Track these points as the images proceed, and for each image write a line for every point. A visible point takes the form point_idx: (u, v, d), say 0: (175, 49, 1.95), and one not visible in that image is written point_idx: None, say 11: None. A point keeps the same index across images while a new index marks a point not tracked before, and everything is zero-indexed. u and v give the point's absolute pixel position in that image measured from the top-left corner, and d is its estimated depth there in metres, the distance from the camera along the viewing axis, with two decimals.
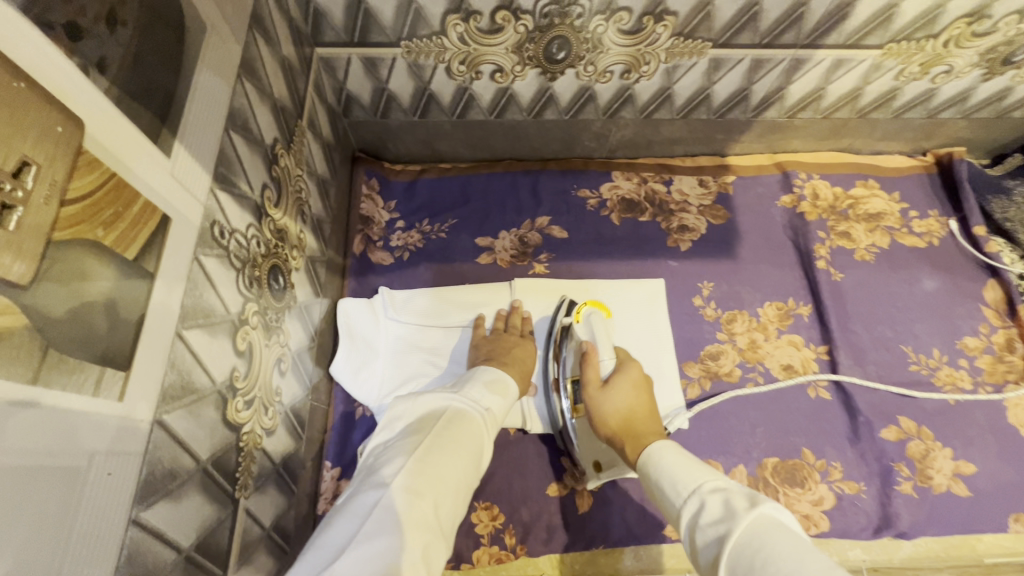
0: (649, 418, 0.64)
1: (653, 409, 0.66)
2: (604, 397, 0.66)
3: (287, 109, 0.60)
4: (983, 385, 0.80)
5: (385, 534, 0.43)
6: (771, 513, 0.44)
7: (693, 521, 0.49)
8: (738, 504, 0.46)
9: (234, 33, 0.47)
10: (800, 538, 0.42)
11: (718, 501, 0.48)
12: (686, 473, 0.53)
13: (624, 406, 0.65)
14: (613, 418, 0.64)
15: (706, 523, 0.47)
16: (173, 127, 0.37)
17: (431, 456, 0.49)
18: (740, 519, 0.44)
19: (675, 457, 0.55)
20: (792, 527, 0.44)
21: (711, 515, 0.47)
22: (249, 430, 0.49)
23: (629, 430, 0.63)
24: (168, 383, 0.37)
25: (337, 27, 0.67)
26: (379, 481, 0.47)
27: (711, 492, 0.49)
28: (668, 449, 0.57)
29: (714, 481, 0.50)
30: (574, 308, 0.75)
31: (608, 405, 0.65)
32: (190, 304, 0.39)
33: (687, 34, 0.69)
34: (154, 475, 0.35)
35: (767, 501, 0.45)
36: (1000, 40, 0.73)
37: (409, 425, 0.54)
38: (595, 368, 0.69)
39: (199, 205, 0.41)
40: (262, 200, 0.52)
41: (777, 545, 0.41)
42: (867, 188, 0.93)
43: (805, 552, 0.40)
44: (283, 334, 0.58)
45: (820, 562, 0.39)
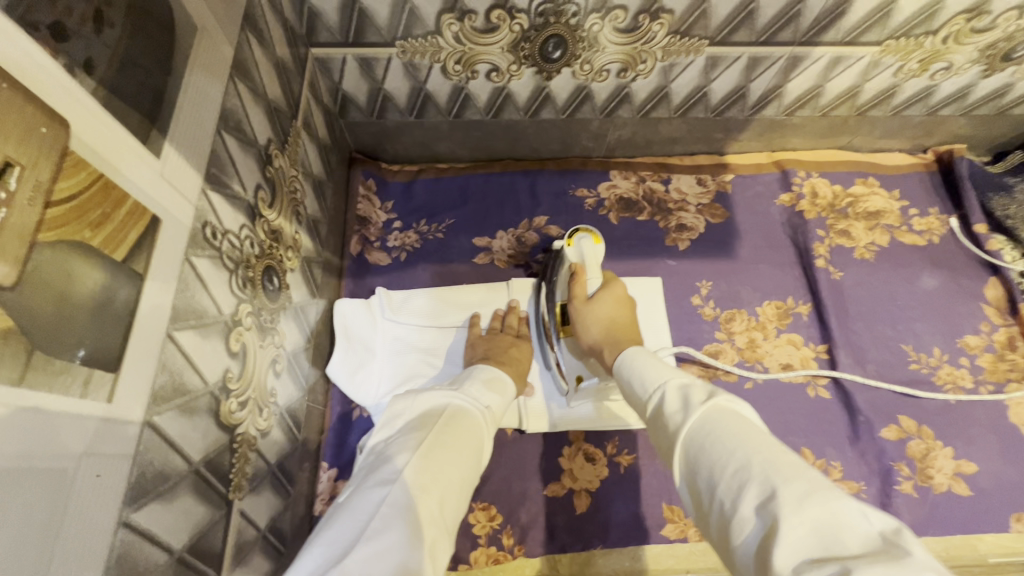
0: (629, 328, 0.69)
1: (634, 322, 0.70)
2: (588, 309, 0.70)
3: (281, 110, 0.60)
4: (984, 384, 0.80)
5: (395, 530, 0.42)
6: (726, 404, 0.46)
7: (657, 413, 0.51)
8: (696, 398, 0.47)
9: (226, 33, 0.47)
10: (751, 425, 0.43)
11: (678, 394, 0.49)
12: (654, 371, 0.54)
13: (606, 317, 0.69)
14: (596, 327, 0.68)
15: (666, 414, 0.49)
16: (163, 127, 0.37)
17: (435, 454, 0.49)
18: (697, 410, 0.46)
19: (646, 360, 0.57)
20: (746, 415, 0.45)
21: (671, 406, 0.49)
22: (243, 432, 0.49)
23: (611, 336, 0.67)
24: (158, 385, 0.37)
25: (332, 28, 0.67)
26: (383, 478, 0.47)
27: (674, 388, 0.50)
28: (640, 355, 0.58)
29: (678, 377, 0.52)
30: (567, 233, 0.77)
31: (592, 316, 0.69)
32: (181, 305, 0.39)
33: (684, 32, 0.69)
34: (145, 476, 0.35)
35: (723, 394, 0.46)
36: (1000, 36, 0.72)
37: (411, 422, 0.53)
38: (582, 286, 0.73)
39: (190, 206, 0.41)
40: (256, 201, 0.52)
41: (727, 430, 0.42)
42: (866, 186, 0.92)
43: (752, 437, 0.41)
44: (278, 335, 0.58)
45: (766, 444, 0.41)
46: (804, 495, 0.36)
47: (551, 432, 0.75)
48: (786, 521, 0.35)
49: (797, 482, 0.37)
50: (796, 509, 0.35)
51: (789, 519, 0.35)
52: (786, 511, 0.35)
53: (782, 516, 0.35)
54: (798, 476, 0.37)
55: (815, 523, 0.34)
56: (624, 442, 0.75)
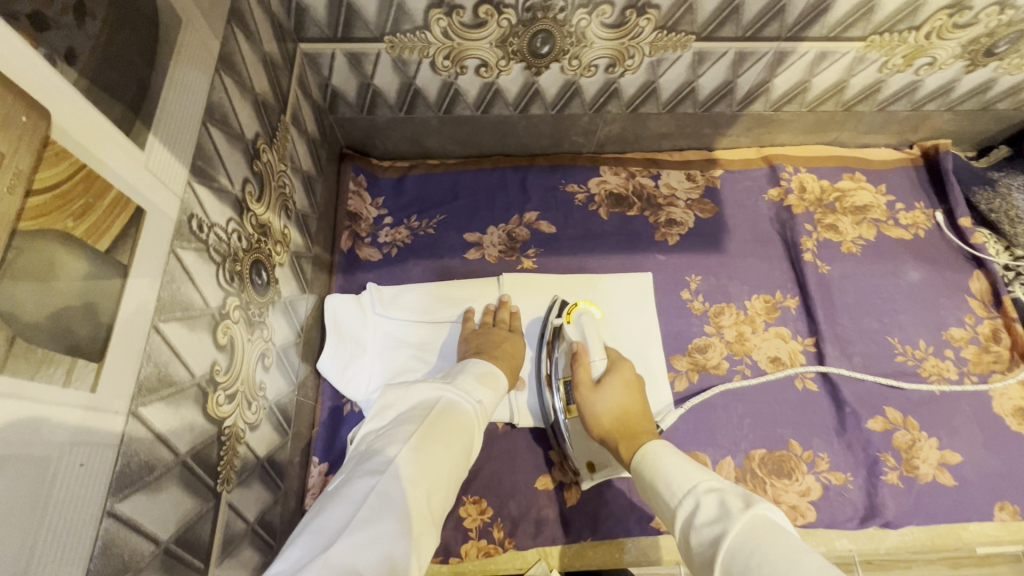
0: (642, 416, 0.66)
1: (646, 407, 0.68)
2: (596, 398, 0.67)
3: (269, 105, 0.60)
4: (968, 375, 0.81)
5: (382, 521, 0.43)
6: (765, 513, 0.45)
7: (689, 522, 0.49)
8: (732, 505, 0.47)
9: (212, 26, 0.47)
10: (796, 539, 0.42)
11: (713, 501, 0.48)
12: (681, 473, 0.53)
13: (616, 406, 0.66)
14: (607, 419, 0.65)
15: (702, 525, 0.48)
16: (147, 119, 0.37)
17: (425, 446, 0.49)
18: (736, 519, 0.45)
19: (671, 456, 0.56)
20: (786, 528, 0.44)
21: (706, 515, 0.48)
22: (231, 424, 0.49)
23: (624, 430, 0.64)
24: (144, 376, 0.37)
25: (320, 23, 0.67)
26: (373, 468, 0.47)
27: (706, 494, 0.49)
28: (664, 449, 0.58)
29: (708, 481, 0.51)
30: (565, 309, 0.76)
31: (601, 407, 0.66)
32: (167, 297, 0.39)
33: (671, 27, 0.69)
34: (130, 467, 0.35)
35: (761, 502, 0.46)
36: (982, 31, 0.73)
37: (403, 414, 0.54)
38: (586, 368, 0.70)
39: (176, 199, 0.41)
40: (243, 195, 0.52)
41: (774, 548, 0.41)
42: (854, 181, 0.93)
43: (802, 557, 0.40)
44: (266, 330, 0.58)
45: (817, 565, 0.40)
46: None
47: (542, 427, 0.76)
48: None
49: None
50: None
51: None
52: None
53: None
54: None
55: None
56: None
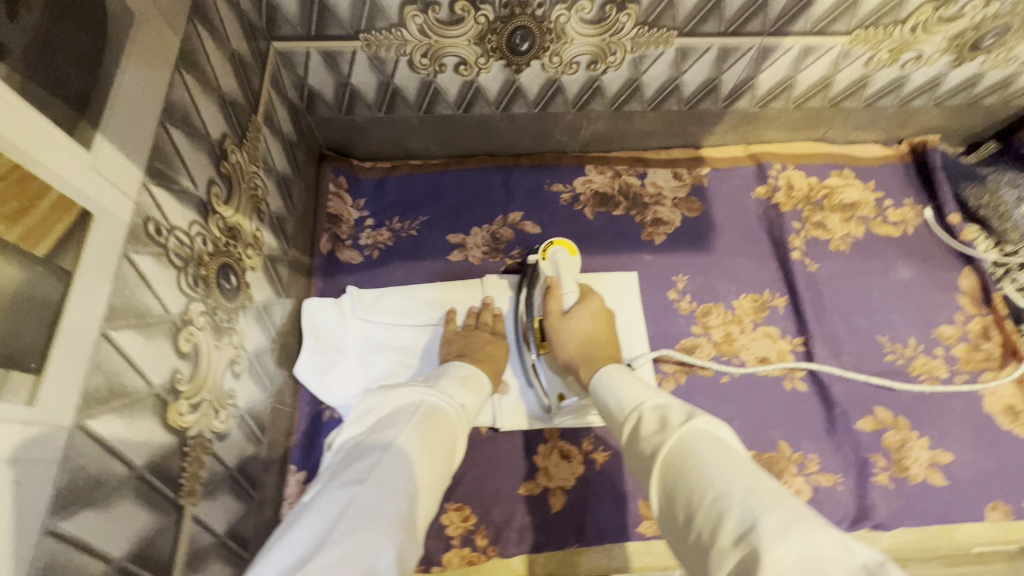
0: (608, 344, 0.67)
1: (612, 335, 0.69)
2: (564, 325, 0.69)
3: (238, 105, 0.58)
4: (958, 373, 0.80)
5: (364, 532, 0.40)
6: (705, 425, 0.45)
7: (633, 434, 0.50)
8: (673, 418, 0.47)
9: (171, 22, 0.45)
10: (735, 454, 0.42)
11: (657, 415, 0.48)
12: (630, 393, 0.53)
13: (582, 333, 0.68)
14: (572, 343, 0.67)
15: (642, 434, 0.48)
16: (94, 119, 0.36)
17: (407, 452, 0.48)
18: (675, 433, 0.45)
19: (625, 379, 0.56)
20: (723, 439, 0.44)
21: (648, 428, 0.48)
22: (196, 435, 0.47)
23: (586, 353, 0.66)
24: (92, 387, 0.35)
25: (292, 20, 0.65)
26: (352, 478, 0.45)
27: (650, 410, 0.49)
28: (620, 373, 0.58)
29: (656, 399, 0.51)
30: (542, 246, 0.74)
31: (568, 333, 0.68)
32: (118, 303, 0.38)
33: (652, 22, 0.68)
34: (76, 483, 0.34)
35: (702, 416, 0.46)
36: (968, 25, 0.72)
37: (384, 419, 0.52)
38: (558, 301, 0.71)
39: (129, 201, 0.39)
40: (208, 197, 0.51)
41: (705, 455, 0.42)
42: (842, 178, 0.92)
43: (735, 466, 0.40)
44: (237, 335, 0.56)
45: (745, 469, 0.40)
46: (785, 526, 0.35)
47: (526, 430, 0.74)
48: (767, 551, 0.34)
49: (778, 512, 0.36)
50: (778, 541, 0.34)
51: (772, 551, 0.34)
52: (767, 542, 0.34)
53: (764, 547, 0.34)
54: (778, 505, 0.37)
55: (795, 553, 0.33)
56: (599, 438, 0.74)
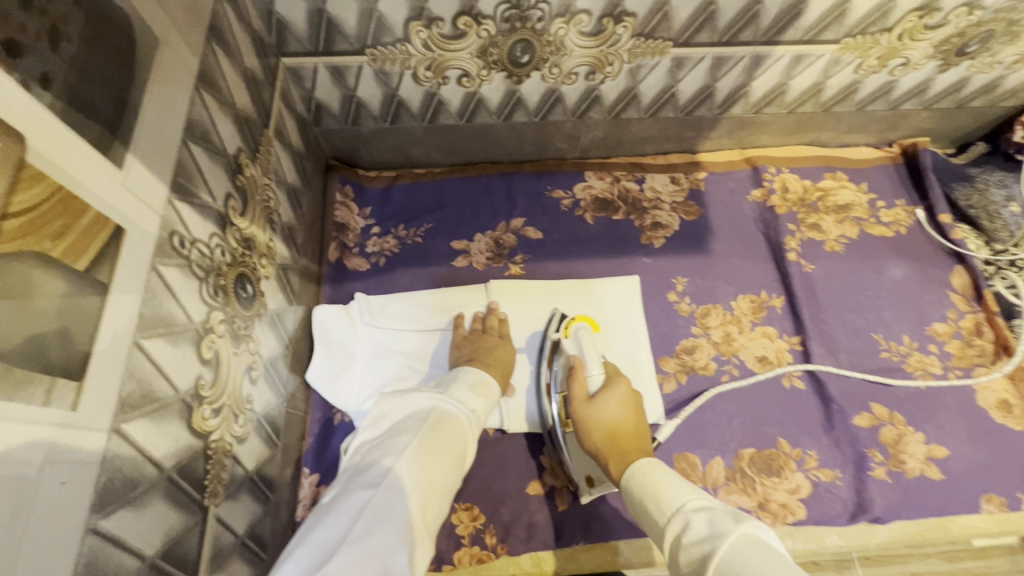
0: (634, 437, 0.65)
1: (640, 426, 0.67)
2: (590, 412, 0.67)
3: (251, 120, 0.61)
4: (952, 369, 0.82)
5: (379, 533, 0.43)
6: (753, 531, 0.46)
7: (677, 539, 0.50)
8: (721, 523, 0.47)
9: (191, 44, 0.48)
10: (783, 556, 0.43)
11: (702, 519, 0.49)
12: (669, 493, 0.54)
13: (609, 422, 0.66)
14: (598, 434, 0.65)
15: (691, 543, 0.48)
16: (125, 139, 0.38)
17: (420, 457, 0.50)
18: (725, 536, 0.45)
19: (660, 474, 0.57)
20: (772, 543, 0.45)
21: (694, 533, 0.48)
22: (218, 438, 0.49)
23: (614, 447, 0.64)
24: (126, 393, 0.37)
25: (301, 37, 0.67)
26: (367, 481, 0.47)
27: (694, 510, 0.50)
28: (652, 465, 0.58)
29: (697, 499, 0.52)
30: (564, 323, 0.76)
31: (594, 422, 0.66)
32: (148, 313, 0.40)
33: (648, 34, 0.70)
34: (114, 484, 0.36)
35: (749, 521, 0.47)
36: (953, 32, 0.75)
37: (398, 424, 0.54)
38: (583, 384, 0.70)
39: (156, 217, 0.41)
40: (226, 210, 0.53)
41: (762, 560, 0.42)
42: (835, 180, 0.94)
43: (789, 570, 0.41)
44: (253, 342, 0.58)
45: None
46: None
47: (532, 432, 0.76)
48: None
49: None
50: None
51: None
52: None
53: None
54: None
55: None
56: None
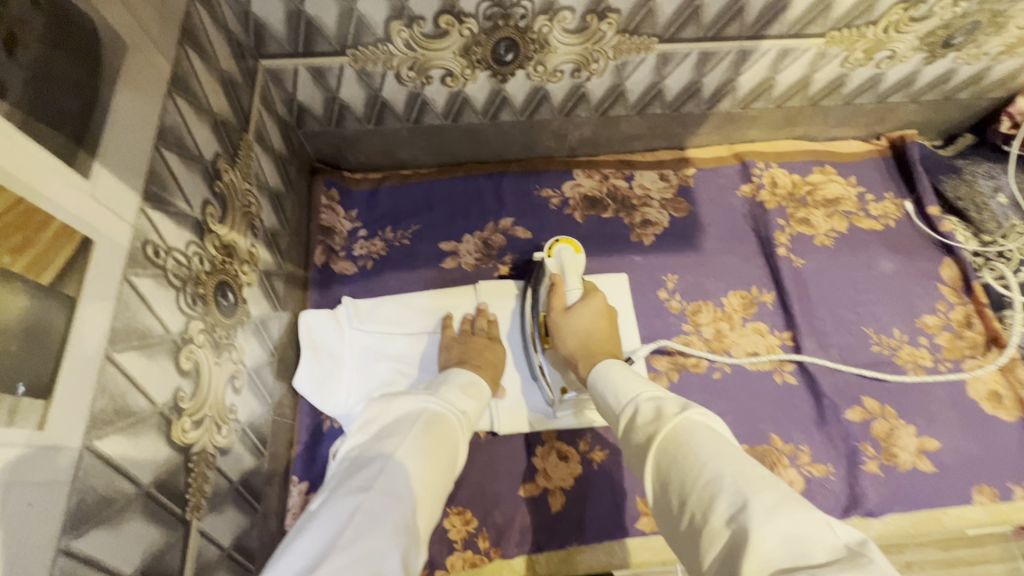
0: (606, 342, 0.69)
1: (612, 334, 0.71)
2: (566, 319, 0.70)
3: (229, 124, 0.59)
4: (943, 362, 0.82)
5: (370, 538, 0.42)
6: (698, 416, 0.47)
7: (629, 423, 0.52)
8: (669, 409, 0.49)
9: (162, 47, 0.46)
10: (728, 443, 0.44)
11: (651, 406, 0.50)
12: (626, 386, 0.55)
13: (583, 328, 0.70)
14: (572, 337, 0.69)
15: (639, 424, 0.50)
16: (91, 148, 0.37)
17: (412, 460, 0.49)
18: (670, 420, 0.47)
19: (622, 373, 0.58)
20: (715, 425, 0.47)
21: (643, 417, 0.50)
22: (199, 451, 0.48)
23: (586, 349, 0.68)
24: (98, 409, 0.36)
25: (280, 39, 0.66)
26: (357, 486, 0.46)
27: (646, 400, 0.51)
28: (617, 367, 0.59)
29: (651, 392, 0.53)
30: (547, 242, 0.74)
31: (569, 327, 0.70)
32: (121, 326, 0.39)
33: (633, 30, 0.70)
34: (86, 503, 0.35)
35: (696, 408, 0.47)
36: (938, 24, 0.74)
37: (387, 427, 0.53)
38: (561, 297, 0.72)
39: (127, 227, 0.40)
40: (204, 217, 0.52)
41: (699, 438, 0.44)
42: (824, 174, 0.94)
43: (726, 451, 0.42)
44: (236, 351, 0.57)
45: (735, 455, 0.42)
46: (774, 507, 0.37)
47: (523, 433, 0.76)
48: (756, 531, 0.36)
49: (767, 495, 0.38)
50: (764, 521, 0.36)
51: (759, 531, 0.36)
52: (755, 523, 0.36)
53: (754, 527, 0.36)
54: (766, 490, 0.39)
55: (781, 533, 0.35)
56: (596, 438, 0.76)
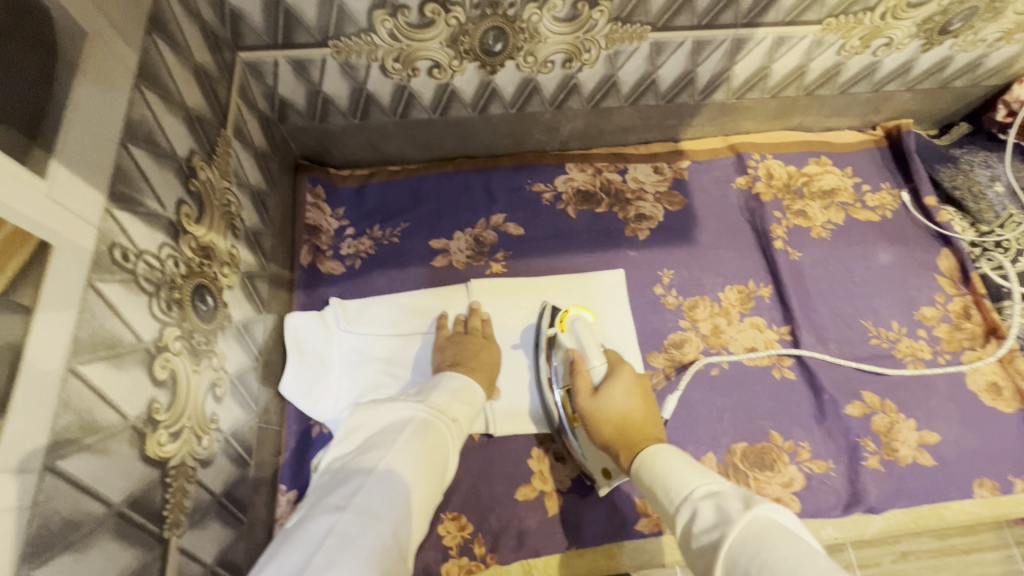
0: (645, 424, 0.62)
1: (652, 415, 0.64)
2: (597, 403, 0.64)
3: (205, 119, 0.57)
4: (942, 354, 0.81)
5: (342, 562, 0.40)
6: (766, 514, 0.43)
7: (687, 528, 0.48)
8: (731, 508, 0.45)
9: (128, 38, 0.44)
10: (805, 545, 0.40)
11: (711, 506, 0.46)
12: (676, 479, 0.51)
13: (618, 412, 0.63)
14: (608, 425, 0.62)
15: (700, 532, 0.46)
16: (47, 144, 0.34)
17: (392, 474, 0.47)
18: (733, 524, 0.43)
19: (672, 460, 0.54)
20: (787, 526, 0.42)
21: (704, 521, 0.46)
22: (178, 464, 0.45)
23: (624, 437, 0.61)
24: (61, 426, 0.34)
25: (258, 30, 0.63)
26: (334, 504, 0.44)
27: (703, 499, 0.48)
28: (663, 451, 0.56)
29: (706, 485, 0.49)
30: (558, 316, 0.73)
31: (602, 413, 0.63)
32: (85, 335, 0.36)
33: (625, 18, 0.68)
34: (49, 528, 0.32)
35: (761, 503, 0.44)
36: (936, 10, 0.73)
37: (371, 438, 0.51)
38: (586, 376, 0.67)
39: (92, 228, 0.38)
40: (178, 218, 0.49)
41: (774, 549, 0.39)
42: (820, 165, 0.93)
43: (806, 560, 0.38)
44: (216, 358, 0.54)
45: (817, 567, 0.38)
46: None
47: (519, 436, 0.74)
48: None
49: None
50: None
51: None
52: None
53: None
54: None
55: None
56: None
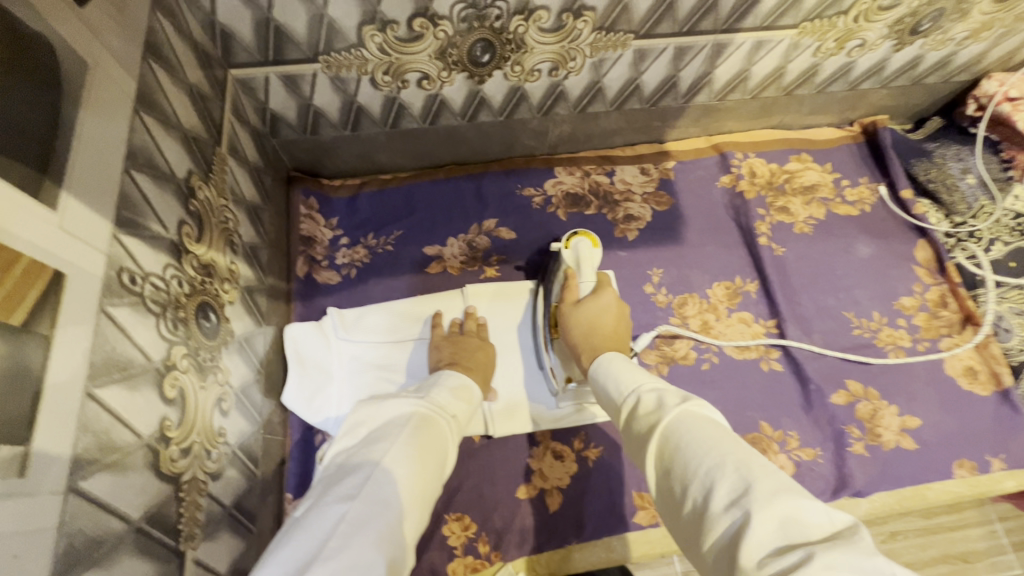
0: (612, 337, 0.65)
1: (621, 333, 0.66)
2: (575, 310, 0.68)
3: (201, 139, 0.58)
4: (921, 342, 0.84)
5: (354, 547, 0.41)
6: (700, 407, 0.45)
7: (630, 414, 0.50)
8: (670, 400, 0.47)
9: (125, 65, 0.45)
10: (726, 429, 0.43)
11: (653, 396, 0.48)
12: (627, 376, 0.53)
13: (590, 320, 0.66)
14: (578, 327, 0.67)
15: (640, 415, 0.48)
16: (57, 177, 0.35)
17: (399, 467, 0.48)
18: (669, 411, 0.45)
19: (620, 364, 0.56)
20: (715, 416, 0.45)
21: (644, 407, 0.48)
22: (190, 479, 0.47)
23: (589, 342, 0.64)
24: (82, 448, 0.35)
25: (249, 47, 0.64)
26: (343, 493, 0.45)
27: (648, 391, 0.49)
28: (617, 357, 0.58)
29: (652, 382, 0.51)
30: (565, 235, 0.74)
31: (577, 317, 0.67)
32: (101, 360, 0.37)
33: (608, 27, 0.69)
34: (75, 546, 0.34)
35: (696, 400, 0.45)
36: (905, 12, 0.76)
37: (375, 431, 0.52)
38: (573, 290, 0.71)
39: (101, 256, 0.39)
40: (181, 238, 0.50)
41: (698, 430, 0.42)
42: (801, 162, 0.96)
43: (727, 438, 0.41)
44: (221, 372, 0.56)
45: (732, 442, 0.41)
46: (773, 491, 0.36)
47: (518, 435, 0.76)
48: (755, 516, 0.35)
49: (766, 479, 0.37)
50: (765, 503, 0.35)
51: (760, 514, 0.35)
52: (756, 507, 0.35)
53: (753, 511, 0.35)
54: (767, 476, 0.37)
55: (781, 517, 0.34)
56: (591, 436, 0.76)
